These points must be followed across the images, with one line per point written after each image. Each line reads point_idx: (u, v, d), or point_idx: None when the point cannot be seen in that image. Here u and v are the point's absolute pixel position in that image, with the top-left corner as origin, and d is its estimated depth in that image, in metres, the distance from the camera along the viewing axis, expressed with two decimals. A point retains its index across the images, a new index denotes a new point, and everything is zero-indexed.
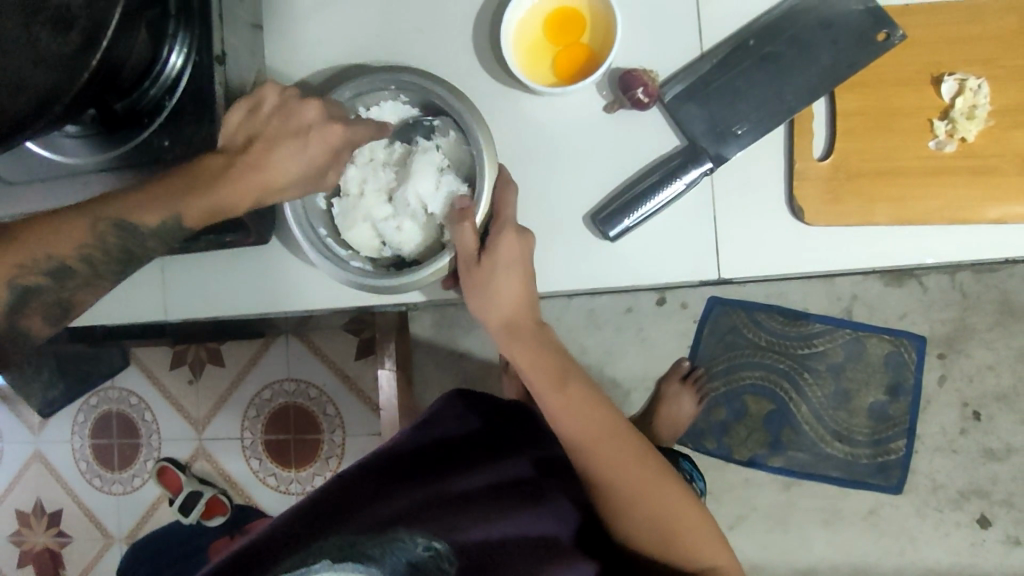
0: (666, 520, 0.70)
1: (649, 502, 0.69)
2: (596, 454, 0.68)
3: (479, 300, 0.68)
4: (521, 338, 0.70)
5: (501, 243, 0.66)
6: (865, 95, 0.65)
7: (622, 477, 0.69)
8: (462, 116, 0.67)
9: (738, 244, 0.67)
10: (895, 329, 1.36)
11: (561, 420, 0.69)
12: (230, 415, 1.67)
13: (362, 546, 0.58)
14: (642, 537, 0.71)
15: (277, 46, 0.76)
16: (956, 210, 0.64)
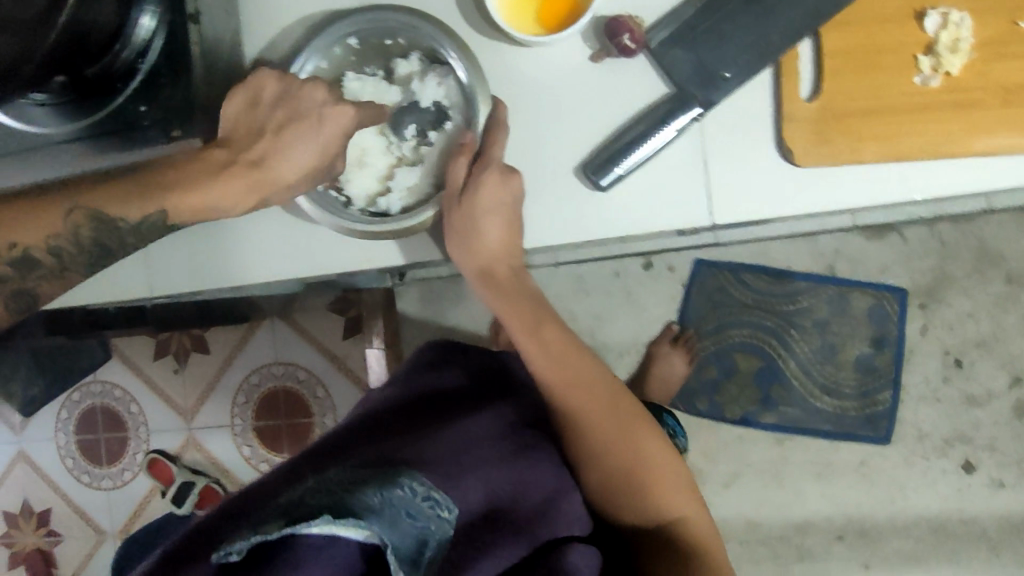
0: (635, 464, 0.70)
1: (622, 448, 0.70)
2: (567, 395, 0.69)
3: (460, 243, 0.68)
4: (498, 283, 0.71)
5: (485, 183, 0.65)
6: (849, 35, 0.65)
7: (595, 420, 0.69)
8: (457, 59, 0.66)
9: (728, 190, 0.67)
10: (878, 283, 1.38)
11: (536, 361, 0.70)
12: (219, 402, 1.65)
13: (360, 492, 0.51)
14: (610, 487, 0.70)
15: (250, 6, 0.74)
16: (944, 144, 0.64)
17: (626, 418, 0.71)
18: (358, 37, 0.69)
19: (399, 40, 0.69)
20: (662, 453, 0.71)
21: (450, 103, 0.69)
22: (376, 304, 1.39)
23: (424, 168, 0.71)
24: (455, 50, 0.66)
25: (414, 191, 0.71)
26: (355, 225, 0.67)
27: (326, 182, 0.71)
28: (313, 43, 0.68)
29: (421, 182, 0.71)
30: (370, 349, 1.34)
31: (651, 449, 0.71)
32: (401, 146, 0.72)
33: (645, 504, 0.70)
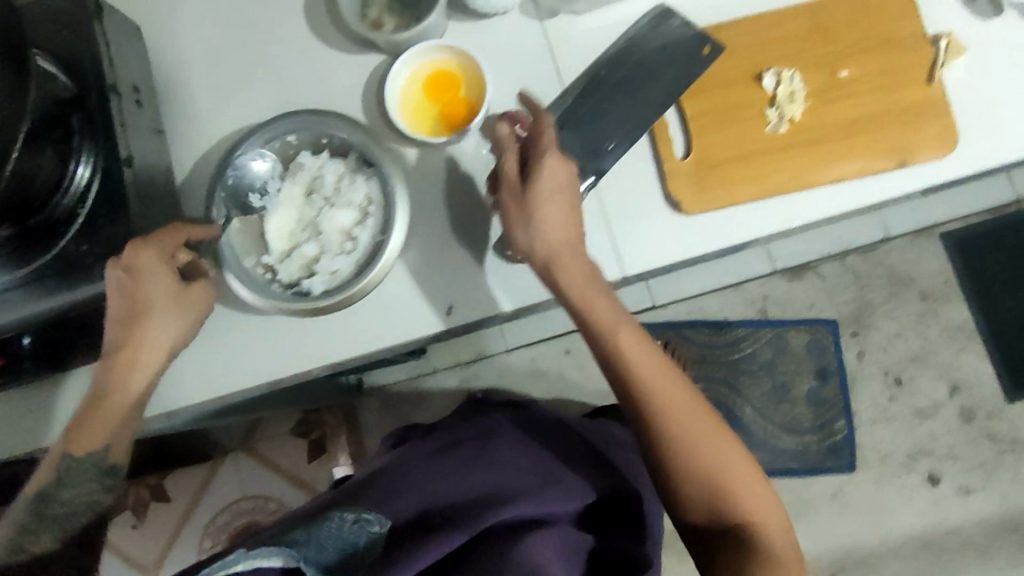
0: (708, 471, 0.67)
1: (694, 440, 0.67)
2: (642, 387, 0.69)
3: (525, 227, 0.69)
4: (577, 260, 0.69)
5: (545, 168, 0.69)
6: (705, 100, 0.76)
7: (665, 405, 0.68)
8: (379, 161, 0.72)
9: (630, 246, 0.75)
10: (809, 319, 1.48)
11: (612, 350, 0.70)
12: (184, 553, 1.52)
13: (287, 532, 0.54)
14: (683, 483, 0.68)
15: (182, 147, 0.81)
16: (804, 177, 0.74)
17: (677, 395, 0.69)
18: (292, 135, 0.74)
19: (327, 138, 0.74)
20: (725, 439, 0.69)
21: (373, 197, 0.73)
22: (339, 422, 1.59)
23: (349, 255, 0.73)
24: (364, 141, 0.72)
25: (333, 276, 0.72)
26: (284, 305, 0.70)
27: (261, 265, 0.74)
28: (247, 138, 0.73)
29: (345, 269, 0.72)
30: (339, 465, 1.55)
31: (708, 434, 0.68)
32: (329, 236, 0.74)
33: (718, 504, 0.67)
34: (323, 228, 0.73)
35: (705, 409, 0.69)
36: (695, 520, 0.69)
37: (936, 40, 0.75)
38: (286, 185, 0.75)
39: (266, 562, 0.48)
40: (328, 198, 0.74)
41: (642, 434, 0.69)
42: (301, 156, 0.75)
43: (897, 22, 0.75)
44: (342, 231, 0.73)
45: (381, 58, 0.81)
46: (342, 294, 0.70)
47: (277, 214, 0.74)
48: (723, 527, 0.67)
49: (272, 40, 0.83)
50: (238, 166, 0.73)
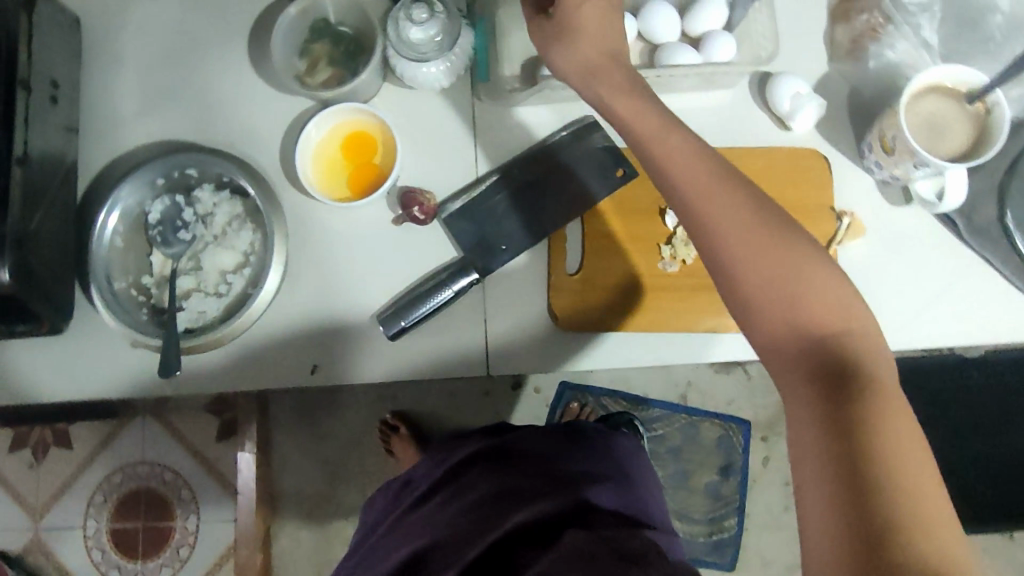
0: (796, 292, 0.55)
1: (767, 254, 0.56)
2: (690, 192, 0.59)
3: (561, 50, 0.65)
4: (627, 82, 0.65)
5: None
6: (607, 223, 0.77)
7: (724, 217, 0.58)
8: (270, 220, 0.74)
9: (501, 348, 0.76)
10: (725, 414, 1.49)
11: (663, 159, 0.61)
12: (71, 504, 1.48)
13: None
14: (768, 304, 0.56)
15: (96, 145, 0.81)
16: (680, 320, 0.75)
17: (732, 205, 0.58)
18: (195, 167, 0.75)
19: (229, 178, 0.75)
20: (819, 276, 0.56)
21: (256, 250, 0.75)
22: (251, 409, 1.44)
23: (219, 300, 0.74)
24: (260, 194, 0.74)
25: (199, 316, 0.74)
26: (147, 338, 0.72)
27: (132, 286, 0.75)
28: (145, 164, 0.73)
29: (213, 312, 0.74)
30: (241, 453, 1.40)
31: (811, 269, 0.56)
32: (205, 275, 0.75)
33: (812, 324, 0.54)
34: (204, 266, 0.75)
35: (783, 228, 0.57)
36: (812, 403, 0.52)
37: (839, 217, 0.76)
38: (179, 213, 0.75)
39: None
40: (212, 238, 0.75)
41: (738, 302, 0.58)
42: (196, 191, 0.76)
43: (809, 190, 0.77)
44: (217, 273, 0.75)
45: (308, 103, 0.81)
46: (206, 340, 0.73)
47: (158, 241, 0.75)
48: (836, 387, 0.52)
49: (207, 59, 0.82)
50: (128, 188, 0.73)
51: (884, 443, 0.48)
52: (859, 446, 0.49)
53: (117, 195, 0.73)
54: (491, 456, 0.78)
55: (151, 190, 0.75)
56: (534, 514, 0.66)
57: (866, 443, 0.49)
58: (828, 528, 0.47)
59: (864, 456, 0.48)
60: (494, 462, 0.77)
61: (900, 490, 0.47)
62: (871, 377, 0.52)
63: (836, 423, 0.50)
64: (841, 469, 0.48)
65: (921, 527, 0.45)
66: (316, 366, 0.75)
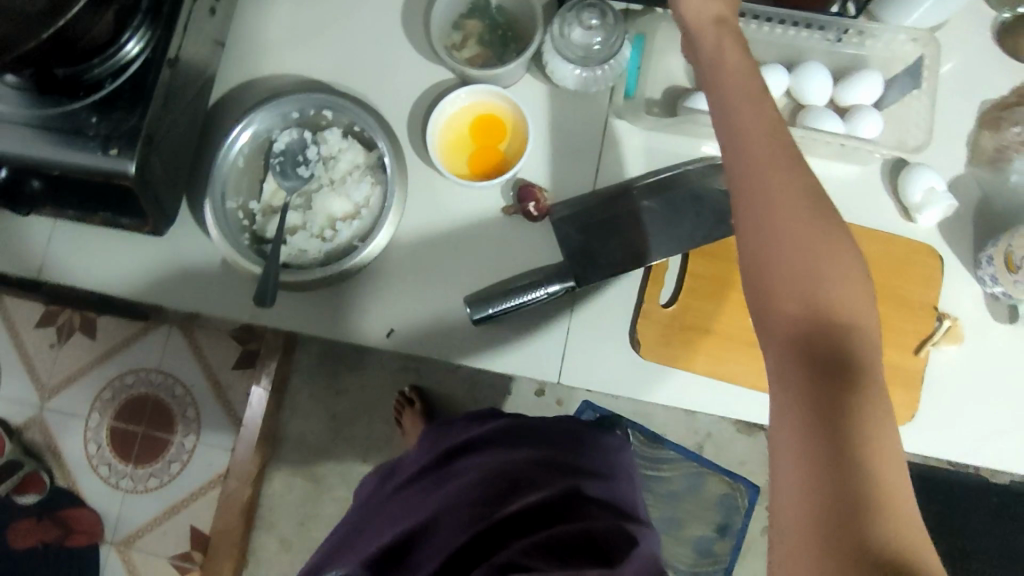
0: (815, 302, 0.47)
1: (800, 253, 0.48)
2: (741, 176, 0.51)
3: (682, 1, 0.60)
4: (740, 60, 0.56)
5: None
6: (711, 265, 0.77)
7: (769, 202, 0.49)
8: (390, 178, 0.74)
9: (577, 362, 0.76)
10: (735, 474, 1.48)
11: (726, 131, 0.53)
12: (81, 392, 1.50)
13: None
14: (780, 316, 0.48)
15: (235, 62, 0.82)
16: (756, 379, 0.76)
17: (791, 197, 0.49)
18: (331, 110, 0.76)
19: (360, 128, 0.76)
20: (857, 284, 0.47)
21: (369, 205, 0.75)
22: (275, 346, 1.44)
23: (321, 243, 0.74)
24: (389, 151, 0.74)
25: (299, 254, 0.74)
26: (247, 263, 0.72)
27: (242, 209, 0.76)
28: (287, 95, 0.74)
29: (312, 253, 0.74)
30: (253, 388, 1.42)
31: (852, 282, 0.47)
32: (314, 215, 0.75)
33: (816, 339, 0.46)
34: (315, 207, 0.75)
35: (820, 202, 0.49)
36: (794, 410, 0.45)
37: (940, 318, 0.75)
38: (303, 149, 0.76)
39: None
40: (329, 181, 0.76)
41: (757, 268, 0.49)
42: (326, 134, 0.76)
43: (917, 285, 0.76)
44: (325, 217, 0.75)
45: (449, 76, 0.81)
46: (298, 278, 0.72)
47: (278, 171, 0.76)
48: (828, 377, 0.45)
49: (360, 8, 0.83)
50: (263, 113, 0.74)
51: (869, 454, 0.42)
52: (843, 431, 0.43)
53: (251, 117, 0.74)
54: (489, 441, 0.76)
55: (284, 121, 0.76)
56: (522, 505, 0.65)
57: (851, 433, 0.43)
58: (797, 541, 0.42)
59: (847, 474, 0.42)
60: (492, 447, 0.75)
61: (882, 522, 0.40)
62: (866, 372, 0.45)
63: (823, 429, 0.43)
64: (823, 474, 0.42)
65: (910, 552, 0.40)
66: (392, 330, 0.76)
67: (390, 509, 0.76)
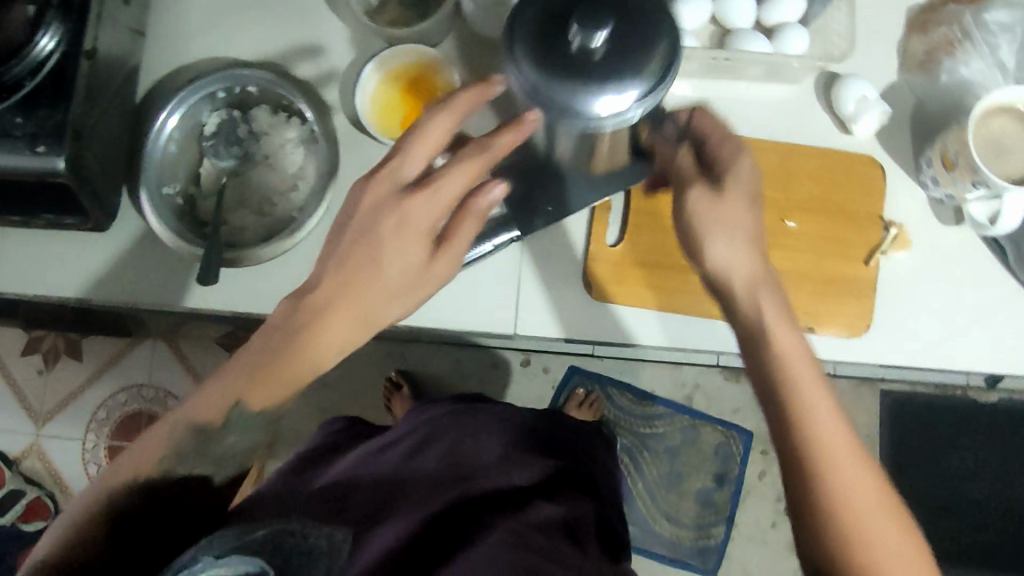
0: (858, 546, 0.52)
1: (864, 491, 0.53)
2: (805, 456, 0.54)
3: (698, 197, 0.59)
4: (771, 309, 0.58)
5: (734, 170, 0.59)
6: (655, 199, 0.77)
7: (839, 464, 0.53)
8: (322, 146, 0.75)
9: (530, 310, 0.76)
10: (728, 422, 1.43)
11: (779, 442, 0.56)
12: (74, 415, 1.48)
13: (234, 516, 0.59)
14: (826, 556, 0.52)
15: (159, 52, 0.82)
16: (711, 308, 0.76)
17: (854, 469, 0.54)
18: (258, 86, 0.76)
19: (289, 102, 0.76)
20: (876, 500, 0.53)
21: (305, 174, 0.76)
22: None
23: (262, 218, 0.75)
24: (317, 121, 0.76)
25: (240, 230, 0.74)
26: (187, 244, 0.72)
27: (179, 194, 0.75)
28: (212, 75, 0.74)
29: (253, 229, 0.74)
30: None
31: (865, 499, 0.53)
32: (251, 192, 0.75)
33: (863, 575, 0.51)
34: (251, 183, 0.76)
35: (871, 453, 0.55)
36: None
37: (888, 227, 0.75)
38: (234, 128, 0.76)
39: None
40: (262, 156, 0.76)
41: (820, 498, 0.53)
42: (254, 110, 0.77)
43: (860, 197, 0.76)
44: (263, 192, 0.75)
45: (373, 40, 0.81)
46: (242, 254, 0.72)
47: (210, 152, 0.76)
48: None
49: None
50: (189, 95, 0.74)
51: None
52: None
53: (177, 101, 0.74)
54: (471, 418, 0.81)
55: (211, 102, 0.76)
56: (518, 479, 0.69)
57: None
58: None
59: None
60: (476, 422, 0.80)
61: None
62: None
63: None
64: None
65: None
66: None
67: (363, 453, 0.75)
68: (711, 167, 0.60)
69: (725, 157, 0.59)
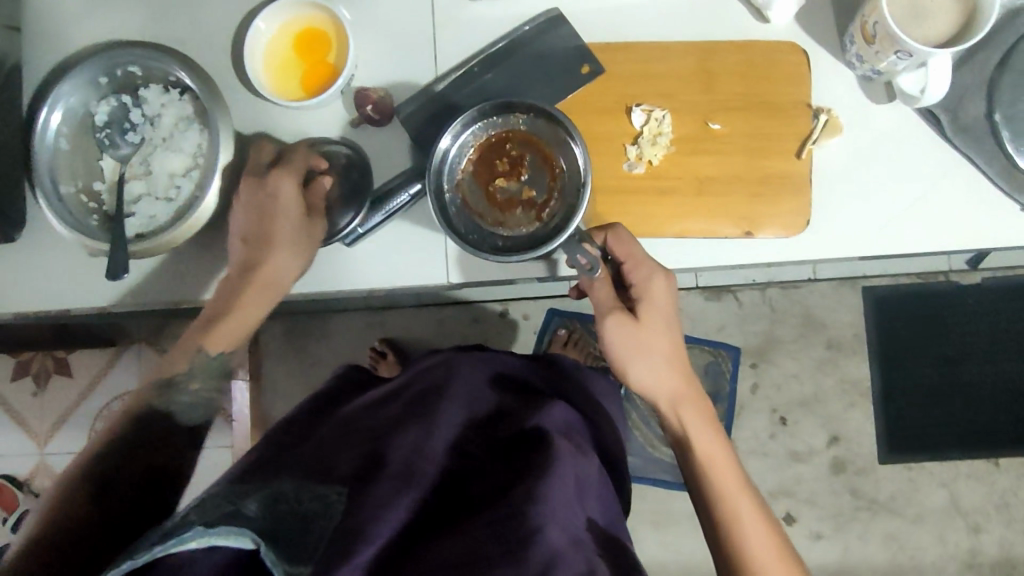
0: None
1: (757, 534, 0.64)
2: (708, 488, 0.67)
3: (617, 322, 0.68)
4: (694, 406, 0.70)
5: (651, 284, 0.68)
6: (573, 122, 0.74)
7: (734, 506, 0.65)
8: (213, 113, 0.71)
9: (465, 256, 0.74)
10: (714, 341, 1.33)
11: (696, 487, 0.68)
12: (77, 431, 1.39)
13: (217, 497, 0.52)
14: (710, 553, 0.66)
15: (42, 47, 0.77)
16: (645, 224, 0.72)
17: (752, 515, 0.65)
18: (138, 66, 0.72)
19: (174, 76, 0.72)
20: (772, 542, 0.64)
21: (203, 150, 0.73)
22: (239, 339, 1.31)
23: (168, 202, 0.72)
24: (198, 85, 0.71)
25: (149, 218, 0.72)
26: (93, 242, 0.70)
27: (80, 192, 0.72)
28: (87, 62, 0.71)
29: (161, 214, 0.72)
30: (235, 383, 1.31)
31: (766, 542, 0.64)
32: (153, 178, 0.73)
33: None
34: (153, 169, 0.73)
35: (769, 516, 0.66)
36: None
37: (817, 114, 0.72)
38: (125, 114, 0.73)
39: (220, 542, 0.45)
40: (158, 139, 0.73)
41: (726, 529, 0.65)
42: (139, 92, 0.73)
43: (785, 87, 0.72)
44: (165, 176, 0.73)
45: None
46: (150, 242, 0.70)
47: (104, 143, 0.73)
48: None
49: None
50: (68, 89, 0.71)
51: None
52: None
53: (56, 96, 0.71)
54: (463, 368, 0.75)
55: (95, 92, 0.73)
56: (520, 437, 0.63)
57: None
58: None
59: None
60: (469, 375, 0.73)
61: None
62: None
63: None
64: None
65: None
66: None
67: (353, 419, 0.69)
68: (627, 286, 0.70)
69: (637, 280, 0.68)
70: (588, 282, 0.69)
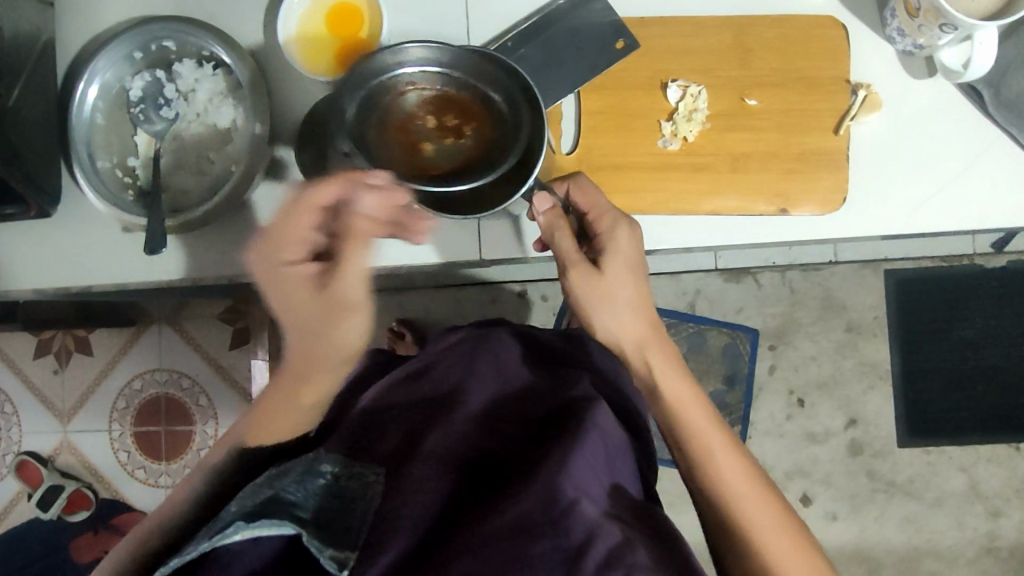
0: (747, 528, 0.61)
1: (739, 485, 0.63)
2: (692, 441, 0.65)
3: (584, 272, 0.67)
4: (666, 357, 0.68)
5: (617, 235, 0.67)
6: (605, 98, 0.73)
7: (720, 455, 0.64)
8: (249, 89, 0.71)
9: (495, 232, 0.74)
10: (733, 323, 1.32)
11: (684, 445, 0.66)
12: (99, 407, 1.41)
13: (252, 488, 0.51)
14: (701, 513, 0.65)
15: (73, 22, 0.77)
16: (680, 201, 0.72)
17: (733, 464, 0.64)
18: (173, 40, 0.72)
19: (209, 51, 0.72)
20: (750, 485, 0.63)
21: (238, 126, 0.73)
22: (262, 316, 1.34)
23: (204, 177, 0.73)
24: (234, 61, 0.71)
25: (186, 194, 0.73)
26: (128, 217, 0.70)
27: (115, 169, 0.73)
28: (123, 36, 0.71)
29: (197, 190, 0.73)
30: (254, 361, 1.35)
31: (743, 482, 0.63)
32: (188, 154, 0.73)
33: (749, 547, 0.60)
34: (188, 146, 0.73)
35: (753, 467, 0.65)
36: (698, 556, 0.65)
37: (855, 90, 0.71)
38: (159, 90, 0.73)
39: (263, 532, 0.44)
40: (194, 116, 0.74)
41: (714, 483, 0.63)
42: (174, 68, 0.73)
43: (821, 63, 0.72)
44: (200, 152, 0.73)
45: None
46: (189, 217, 0.70)
47: (138, 118, 0.73)
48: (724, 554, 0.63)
49: None
50: (105, 62, 0.71)
51: None
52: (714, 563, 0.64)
53: (93, 70, 0.71)
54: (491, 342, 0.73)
55: (130, 67, 0.73)
56: (552, 415, 0.63)
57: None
58: None
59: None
60: (497, 350, 0.72)
61: None
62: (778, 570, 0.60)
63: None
64: None
65: None
66: None
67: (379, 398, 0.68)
68: (593, 237, 0.68)
69: (603, 230, 0.67)
70: (549, 233, 0.67)
